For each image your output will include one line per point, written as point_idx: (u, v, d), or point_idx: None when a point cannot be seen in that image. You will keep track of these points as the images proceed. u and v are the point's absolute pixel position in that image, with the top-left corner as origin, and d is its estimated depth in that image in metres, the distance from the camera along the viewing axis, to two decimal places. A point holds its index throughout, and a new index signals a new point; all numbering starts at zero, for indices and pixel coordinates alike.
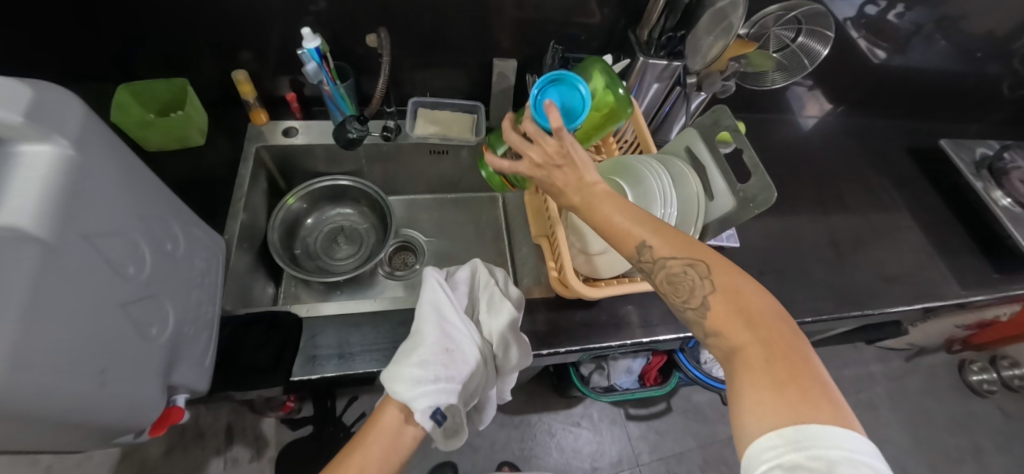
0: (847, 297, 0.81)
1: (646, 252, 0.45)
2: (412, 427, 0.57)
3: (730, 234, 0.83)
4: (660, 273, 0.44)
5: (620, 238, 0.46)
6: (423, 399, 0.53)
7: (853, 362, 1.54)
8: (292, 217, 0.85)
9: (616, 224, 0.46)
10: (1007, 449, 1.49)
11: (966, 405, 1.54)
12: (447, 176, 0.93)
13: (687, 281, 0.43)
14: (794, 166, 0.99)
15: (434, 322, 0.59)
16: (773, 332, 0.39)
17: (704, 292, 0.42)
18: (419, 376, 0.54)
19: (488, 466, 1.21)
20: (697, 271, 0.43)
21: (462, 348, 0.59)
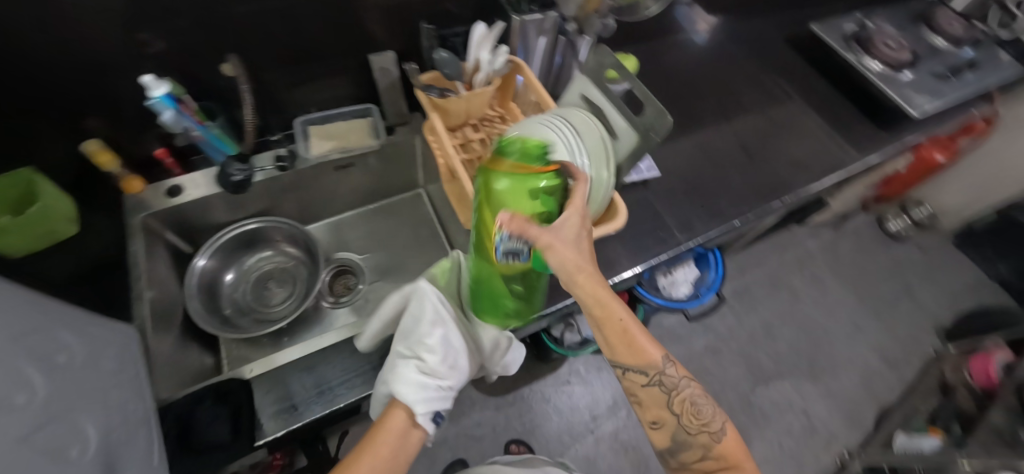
0: (766, 192, 0.87)
1: (667, 368, 0.57)
2: (417, 430, 0.61)
3: (649, 166, 0.84)
4: (680, 398, 0.58)
5: (644, 354, 0.57)
6: (423, 406, 0.61)
7: (793, 245, 1.66)
8: (209, 278, 0.79)
9: (644, 342, 0.57)
10: (932, 278, 1.69)
11: (891, 252, 1.72)
12: (362, 187, 0.89)
13: (701, 409, 0.58)
14: (693, 82, 1.02)
15: (439, 340, 0.65)
16: (740, 454, 0.57)
17: (715, 422, 0.58)
18: (418, 385, 0.62)
19: (497, 450, 1.23)
20: (709, 403, 0.59)
21: (459, 364, 0.66)
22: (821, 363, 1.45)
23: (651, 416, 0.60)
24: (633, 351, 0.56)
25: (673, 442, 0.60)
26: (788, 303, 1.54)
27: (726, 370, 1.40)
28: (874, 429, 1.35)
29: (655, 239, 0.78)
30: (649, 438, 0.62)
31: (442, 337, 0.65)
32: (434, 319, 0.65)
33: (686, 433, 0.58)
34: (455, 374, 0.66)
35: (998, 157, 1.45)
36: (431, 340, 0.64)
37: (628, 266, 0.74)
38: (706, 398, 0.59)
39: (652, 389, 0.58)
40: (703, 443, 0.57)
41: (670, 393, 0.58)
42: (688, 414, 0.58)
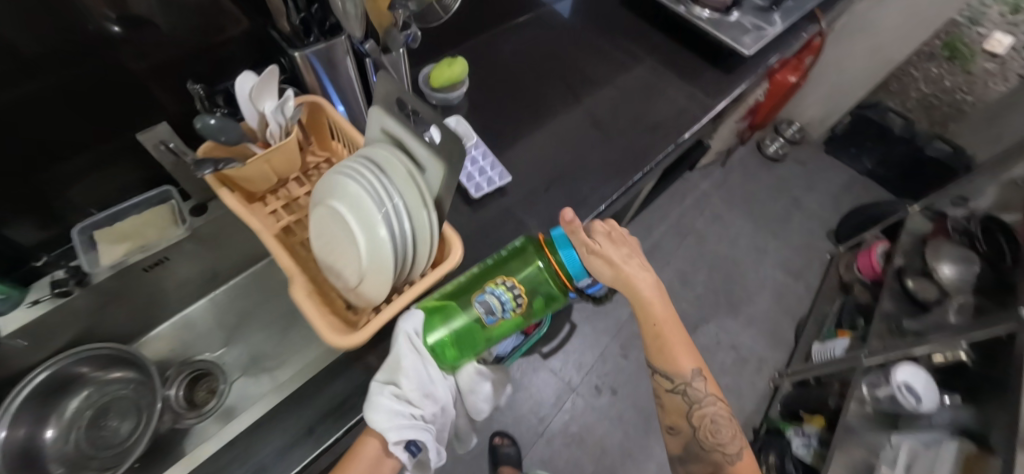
0: (627, 166, 0.85)
1: (693, 382, 0.67)
2: (392, 459, 0.55)
3: (499, 171, 0.78)
4: (701, 409, 0.68)
5: (679, 366, 0.66)
6: (398, 432, 0.53)
7: (690, 190, 1.70)
8: (24, 443, 0.64)
9: (680, 353, 0.66)
10: (813, 187, 1.82)
11: (774, 172, 1.83)
12: (196, 274, 0.77)
13: (720, 426, 0.68)
14: (533, 65, 0.97)
15: (416, 366, 0.57)
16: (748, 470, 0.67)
17: (729, 436, 0.67)
18: (394, 409, 0.54)
19: None
20: (724, 418, 0.68)
21: (439, 393, 0.60)
22: (738, 295, 1.51)
23: (670, 420, 0.70)
24: (665, 359, 0.66)
25: (684, 448, 0.70)
26: (697, 246, 1.58)
27: None
28: (796, 342, 1.43)
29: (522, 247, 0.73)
30: (665, 443, 0.72)
31: (417, 364, 0.57)
32: (414, 343, 0.58)
33: (699, 444, 0.68)
34: (431, 403, 0.59)
35: (843, 63, 1.66)
36: (405, 363, 0.56)
37: None
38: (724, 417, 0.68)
39: (674, 395, 0.68)
40: (715, 460, 0.67)
41: (691, 405, 0.68)
42: (704, 429, 0.68)
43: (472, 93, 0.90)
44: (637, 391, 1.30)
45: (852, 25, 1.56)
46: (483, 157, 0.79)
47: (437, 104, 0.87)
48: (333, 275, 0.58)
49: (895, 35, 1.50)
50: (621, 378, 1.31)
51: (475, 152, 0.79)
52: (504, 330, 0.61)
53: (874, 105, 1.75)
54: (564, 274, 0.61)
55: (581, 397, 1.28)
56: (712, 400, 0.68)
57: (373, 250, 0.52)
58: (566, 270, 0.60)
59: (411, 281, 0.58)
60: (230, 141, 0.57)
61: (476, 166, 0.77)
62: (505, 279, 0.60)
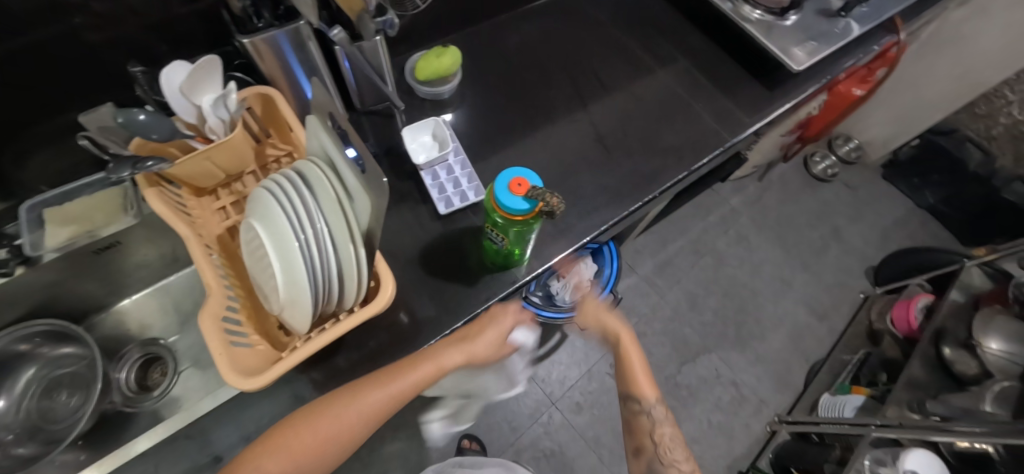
0: (627, 192, 0.75)
1: (654, 408, 0.59)
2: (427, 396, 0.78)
3: (476, 185, 0.69)
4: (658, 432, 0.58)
5: (639, 388, 0.60)
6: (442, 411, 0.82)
7: (717, 205, 1.56)
8: None
9: (642, 378, 0.60)
10: (859, 217, 1.64)
11: (817, 194, 1.66)
12: (159, 255, 0.75)
13: (668, 436, 0.58)
14: (542, 62, 0.86)
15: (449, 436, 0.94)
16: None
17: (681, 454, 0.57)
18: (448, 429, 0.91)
19: None
20: (680, 442, 0.58)
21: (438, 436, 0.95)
22: (750, 327, 1.39)
23: (635, 442, 0.61)
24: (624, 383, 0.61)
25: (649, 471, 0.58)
26: (713, 269, 1.45)
27: (650, 353, 1.30)
28: (806, 388, 1.31)
29: (488, 274, 0.65)
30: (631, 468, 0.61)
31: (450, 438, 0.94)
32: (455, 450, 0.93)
33: (659, 464, 0.57)
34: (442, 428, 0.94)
35: (922, 79, 1.43)
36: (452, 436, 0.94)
37: (463, 313, 0.62)
38: (671, 429, 0.59)
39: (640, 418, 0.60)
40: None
41: (652, 427, 0.59)
42: (662, 448, 0.58)
43: (469, 92, 0.81)
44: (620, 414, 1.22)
45: (944, 32, 1.32)
46: (461, 167, 0.71)
47: (425, 97, 0.78)
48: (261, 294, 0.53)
49: (993, 55, 1.28)
50: (605, 400, 1.23)
51: (453, 160, 0.70)
52: (519, 245, 0.59)
53: (952, 133, 1.53)
54: (505, 213, 0.50)
55: (560, 412, 1.20)
56: (670, 422, 0.59)
57: (293, 283, 0.47)
58: (507, 211, 0.49)
59: (343, 314, 0.52)
60: (162, 137, 0.52)
61: (451, 177, 0.69)
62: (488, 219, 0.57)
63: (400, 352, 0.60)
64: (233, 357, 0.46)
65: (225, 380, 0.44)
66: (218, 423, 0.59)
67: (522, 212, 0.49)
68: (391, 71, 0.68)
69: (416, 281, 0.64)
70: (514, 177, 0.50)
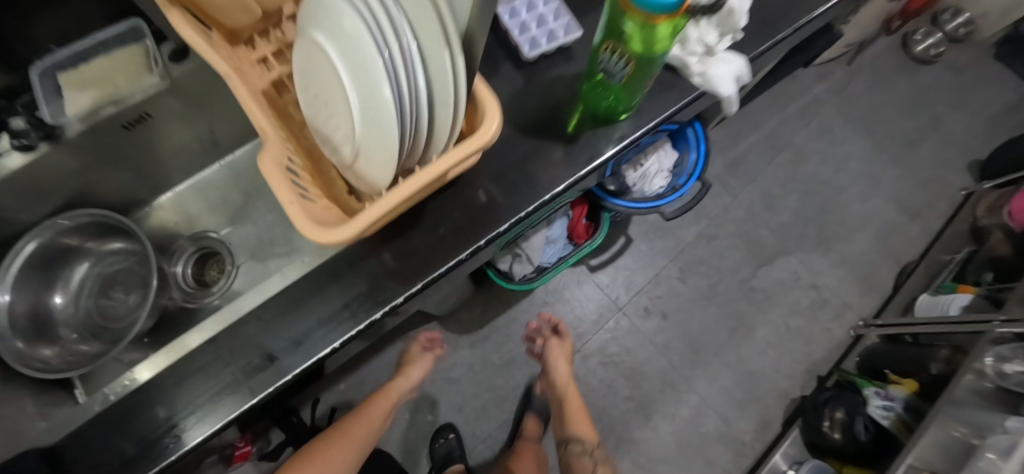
0: (751, 32, 0.59)
1: (593, 446, 0.89)
2: None
3: (567, 23, 0.55)
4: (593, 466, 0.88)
5: (585, 428, 0.91)
6: None
7: (798, 94, 1.36)
8: (31, 308, 0.60)
9: (582, 424, 0.91)
10: (963, 105, 1.42)
11: (914, 79, 1.43)
12: (196, 137, 0.65)
13: (581, 463, 0.88)
14: None
15: None
16: None
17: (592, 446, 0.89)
18: None
19: (484, 404, 1.08)
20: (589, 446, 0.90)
21: None
22: (833, 228, 1.25)
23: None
24: (572, 430, 0.90)
25: None
26: (794, 165, 1.29)
27: (723, 257, 1.20)
28: (895, 291, 1.20)
29: (590, 133, 0.54)
30: None
31: None
32: None
33: None
34: None
35: None
36: None
37: (563, 177, 0.52)
38: (579, 442, 0.90)
39: (582, 460, 0.88)
40: None
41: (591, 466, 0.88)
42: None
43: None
44: (691, 320, 1.15)
45: None
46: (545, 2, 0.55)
47: None
48: (327, 147, 0.43)
49: None
50: (674, 305, 1.15)
51: None
52: (641, 77, 0.47)
53: None
54: (642, 13, 0.37)
55: (627, 317, 1.13)
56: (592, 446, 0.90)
57: (374, 114, 0.36)
58: (647, 10, 0.36)
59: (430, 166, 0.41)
60: None
61: (534, 14, 0.54)
62: (606, 42, 0.45)
63: (492, 223, 0.51)
64: (307, 209, 0.36)
65: (302, 234, 0.34)
66: (284, 315, 0.49)
67: (666, 11, 0.36)
68: None
69: (502, 143, 0.52)
70: None
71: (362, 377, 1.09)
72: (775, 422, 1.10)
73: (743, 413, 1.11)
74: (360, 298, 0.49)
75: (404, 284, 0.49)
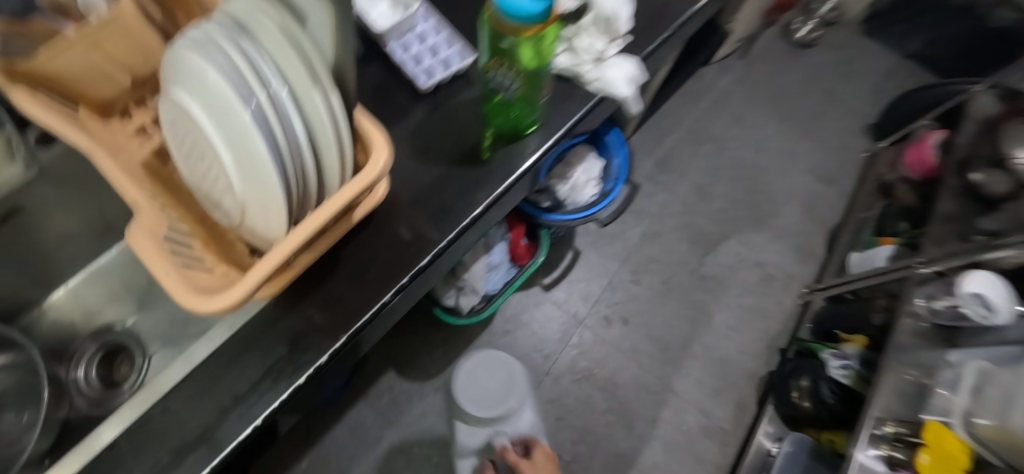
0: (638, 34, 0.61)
1: None
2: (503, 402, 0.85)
3: (458, 49, 0.54)
4: None
5: None
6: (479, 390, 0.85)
7: (705, 90, 1.46)
8: None
9: None
10: (849, 77, 1.57)
11: (803, 61, 1.58)
12: (83, 223, 0.59)
13: None
14: None
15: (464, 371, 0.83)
16: None
17: None
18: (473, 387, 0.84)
19: None
20: None
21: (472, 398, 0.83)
22: (764, 206, 1.32)
23: None
24: None
25: None
26: (716, 155, 1.37)
27: (670, 251, 1.23)
28: (829, 255, 1.27)
29: (502, 153, 0.54)
30: None
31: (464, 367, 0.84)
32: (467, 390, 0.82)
33: None
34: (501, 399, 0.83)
35: None
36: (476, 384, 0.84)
37: (480, 199, 0.51)
38: None
39: None
40: None
41: None
42: None
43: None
44: (652, 319, 1.16)
45: None
46: (436, 33, 0.56)
47: None
48: (215, 208, 0.39)
49: None
50: (634, 307, 1.16)
51: (423, 27, 0.56)
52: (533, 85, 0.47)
53: None
54: (516, 28, 0.37)
55: (590, 329, 1.13)
56: None
57: (249, 166, 0.33)
58: (518, 22, 0.36)
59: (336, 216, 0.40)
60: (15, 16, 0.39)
61: (426, 46, 0.54)
62: (492, 58, 0.45)
63: (415, 258, 0.48)
64: (192, 279, 0.34)
65: (186, 306, 0.32)
66: (198, 396, 0.43)
67: (535, 20, 0.36)
68: None
69: (413, 177, 0.51)
70: None
71: (326, 450, 1.01)
72: (749, 404, 1.11)
73: (719, 401, 1.11)
74: (284, 361, 0.44)
75: (331, 339, 0.45)
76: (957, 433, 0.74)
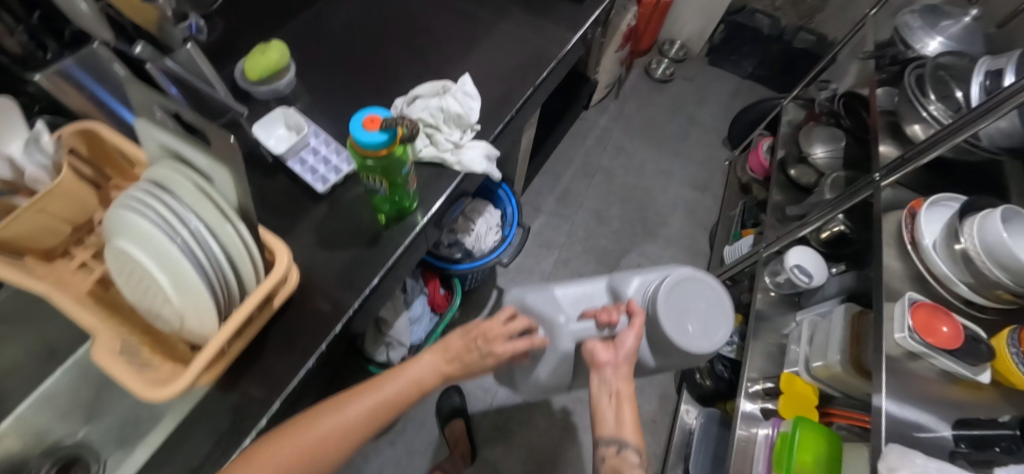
0: (489, 121, 0.80)
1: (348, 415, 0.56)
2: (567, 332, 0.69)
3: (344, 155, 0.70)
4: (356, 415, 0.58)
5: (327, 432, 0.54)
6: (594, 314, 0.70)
7: (589, 130, 1.71)
8: None
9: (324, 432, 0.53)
10: (704, 101, 1.88)
11: (666, 94, 1.88)
12: (28, 351, 0.65)
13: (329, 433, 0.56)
14: (372, 37, 0.89)
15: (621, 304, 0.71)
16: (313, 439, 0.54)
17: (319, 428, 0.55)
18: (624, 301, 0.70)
19: None
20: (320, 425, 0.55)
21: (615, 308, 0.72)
22: (653, 220, 1.55)
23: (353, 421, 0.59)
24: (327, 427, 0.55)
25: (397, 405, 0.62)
26: (607, 183, 1.59)
27: (581, 273, 1.41)
28: (712, 251, 1.50)
29: (390, 229, 0.68)
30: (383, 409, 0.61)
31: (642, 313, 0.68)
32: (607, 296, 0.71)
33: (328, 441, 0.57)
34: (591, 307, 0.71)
35: None
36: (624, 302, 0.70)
37: (377, 270, 0.65)
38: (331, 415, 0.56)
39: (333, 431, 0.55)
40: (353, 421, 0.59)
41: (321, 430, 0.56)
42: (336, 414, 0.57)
43: (319, 77, 0.83)
44: None
45: None
46: (325, 145, 0.71)
47: (267, 99, 0.77)
48: (156, 319, 0.50)
49: None
50: None
51: (315, 142, 0.71)
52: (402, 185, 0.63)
53: (742, 10, 1.83)
54: (369, 152, 0.52)
55: None
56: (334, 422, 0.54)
57: (180, 284, 0.45)
58: (369, 147, 0.52)
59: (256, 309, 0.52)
60: None
61: (319, 157, 0.69)
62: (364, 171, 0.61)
63: (329, 325, 0.60)
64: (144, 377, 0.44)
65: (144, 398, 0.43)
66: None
67: (383, 145, 0.52)
68: (215, 75, 0.68)
69: (321, 261, 0.64)
70: (366, 116, 0.53)
71: None
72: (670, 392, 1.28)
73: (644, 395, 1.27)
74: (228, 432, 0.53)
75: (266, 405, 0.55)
76: (802, 379, 0.93)
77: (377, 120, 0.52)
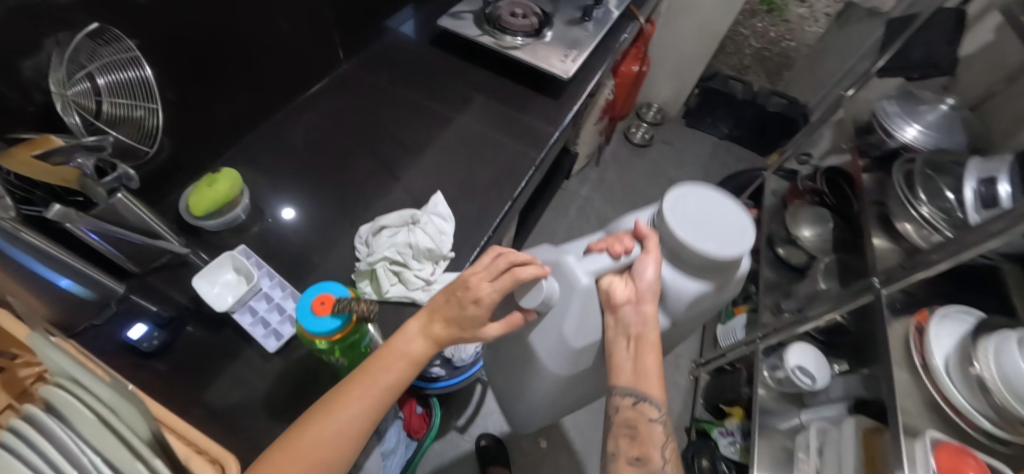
0: (463, 244, 0.74)
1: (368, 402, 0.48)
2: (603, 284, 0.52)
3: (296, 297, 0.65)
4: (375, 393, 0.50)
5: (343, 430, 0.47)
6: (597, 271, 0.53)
7: (571, 200, 1.67)
8: None
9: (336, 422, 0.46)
10: (684, 164, 1.88)
11: (646, 158, 1.87)
12: None
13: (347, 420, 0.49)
14: (338, 150, 0.84)
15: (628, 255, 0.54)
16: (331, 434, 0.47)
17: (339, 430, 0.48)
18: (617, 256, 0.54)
19: None
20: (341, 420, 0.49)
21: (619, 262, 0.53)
22: None
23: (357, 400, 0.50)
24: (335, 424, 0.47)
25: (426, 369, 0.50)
26: None
27: None
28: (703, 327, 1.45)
29: None
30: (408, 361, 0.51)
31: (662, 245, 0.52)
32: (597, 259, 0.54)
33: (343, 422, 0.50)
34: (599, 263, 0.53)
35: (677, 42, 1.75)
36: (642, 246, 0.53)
37: None
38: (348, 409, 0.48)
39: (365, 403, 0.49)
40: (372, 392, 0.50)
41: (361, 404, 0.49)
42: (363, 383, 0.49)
43: (280, 200, 0.78)
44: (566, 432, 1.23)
45: None
46: (278, 290, 0.68)
47: (218, 229, 0.72)
48: None
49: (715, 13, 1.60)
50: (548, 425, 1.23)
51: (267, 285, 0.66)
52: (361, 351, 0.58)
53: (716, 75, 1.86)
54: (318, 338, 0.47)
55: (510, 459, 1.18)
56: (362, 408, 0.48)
57: None
58: (318, 335, 0.46)
59: None
60: None
61: (271, 305, 0.65)
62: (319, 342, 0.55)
63: None
64: None
65: None
66: None
67: (332, 331, 0.47)
68: (158, 222, 0.62)
69: None
70: (318, 297, 0.49)
71: None
72: None
73: None
74: None
75: None
76: None
77: (327, 303, 0.47)
